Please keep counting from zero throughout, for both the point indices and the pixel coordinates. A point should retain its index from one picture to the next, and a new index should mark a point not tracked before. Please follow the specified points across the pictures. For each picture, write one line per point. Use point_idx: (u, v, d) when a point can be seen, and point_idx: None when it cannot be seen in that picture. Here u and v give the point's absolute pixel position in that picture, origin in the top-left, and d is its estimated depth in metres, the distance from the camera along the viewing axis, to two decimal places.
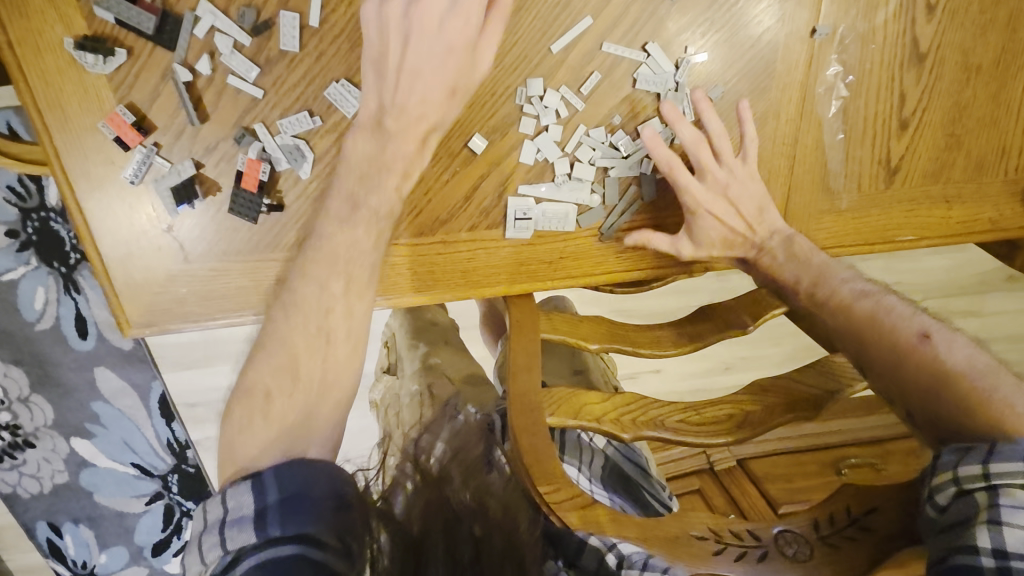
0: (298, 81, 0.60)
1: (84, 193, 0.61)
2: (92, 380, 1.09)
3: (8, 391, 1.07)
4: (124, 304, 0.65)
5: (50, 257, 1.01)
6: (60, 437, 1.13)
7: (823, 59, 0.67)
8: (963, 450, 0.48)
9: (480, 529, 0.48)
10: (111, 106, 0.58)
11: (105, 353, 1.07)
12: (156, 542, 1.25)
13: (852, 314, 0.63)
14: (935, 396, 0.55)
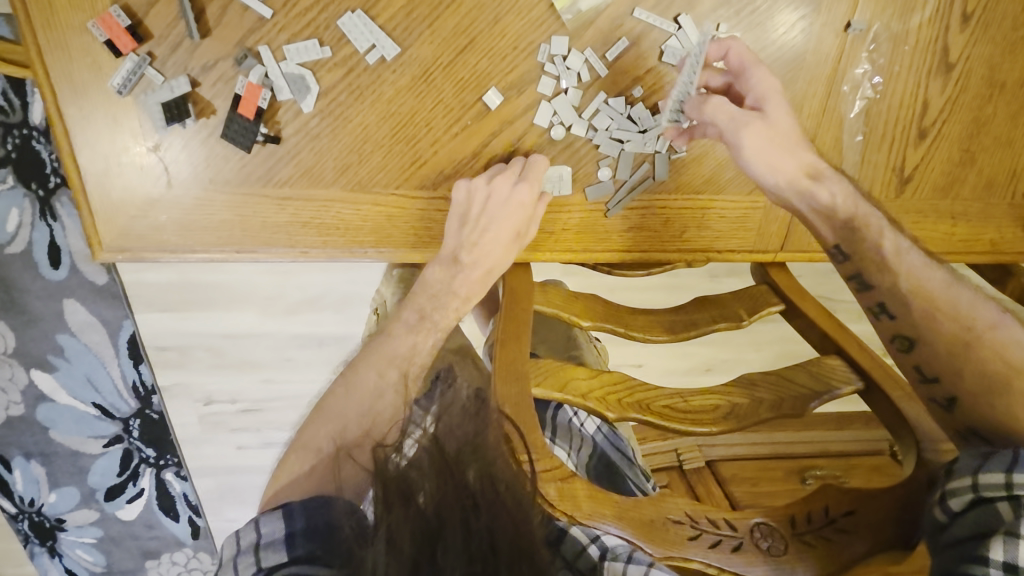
0: (313, 5, 0.56)
1: (66, 100, 0.58)
2: (60, 311, 1.03)
3: None
4: (99, 224, 0.62)
5: (29, 177, 0.92)
6: (21, 368, 1.08)
7: (853, 56, 0.65)
8: (986, 457, 0.51)
9: (462, 536, 0.45)
10: (104, 6, 0.55)
11: (77, 286, 1.02)
12: (111, 487, 1.22)
13: (935, 309, 0.58)
14: (977, 386, 0.56)
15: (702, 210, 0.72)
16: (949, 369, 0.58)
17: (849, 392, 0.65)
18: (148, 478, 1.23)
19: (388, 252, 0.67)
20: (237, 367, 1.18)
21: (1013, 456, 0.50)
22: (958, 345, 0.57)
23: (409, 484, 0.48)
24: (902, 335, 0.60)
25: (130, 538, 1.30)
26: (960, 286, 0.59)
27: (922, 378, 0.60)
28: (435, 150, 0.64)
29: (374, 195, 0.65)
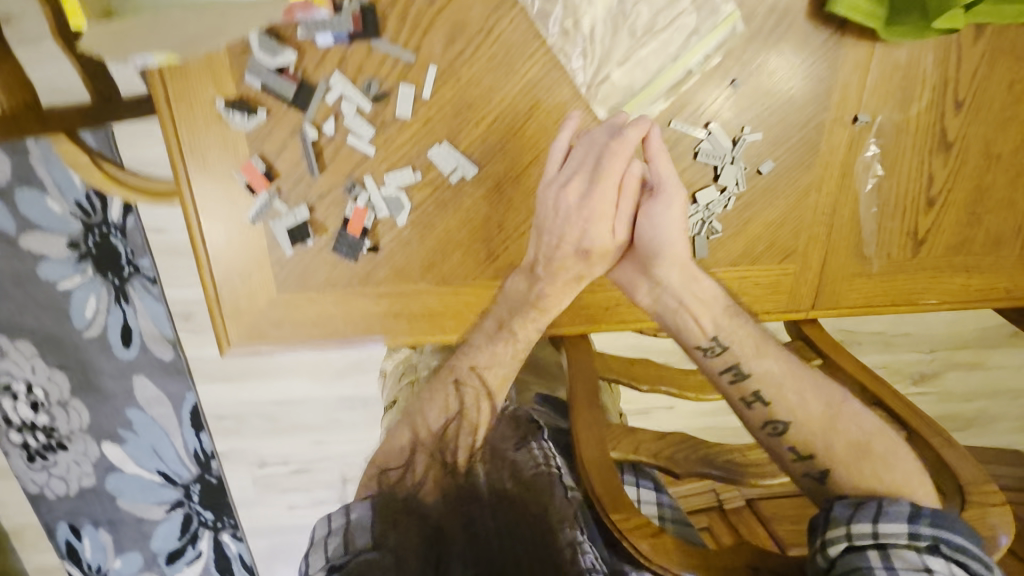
0: (408, 140, 0.68)
1: (207, 226, 0.69)
2: (130, 389, 1.16)
3: (50, 395, 1.13)
4: (228, 323, 0.74)
5: (106, 268, 1.06)
6: (93, 441, 1.19)
7: (862, 143, 0.75)
8: (855, 508, 0.62)
9: None
10: (246, 156, 0.66)
11: (146, 363, 1.14)
12: (172, 550, 1.33)
13: (784, 385, 0.71)
14: (843, 458, 0.67)
15: (739, 278, 0.81)
16: (824, 446, 0.68)
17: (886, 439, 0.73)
18: (206, 541, 1.34)
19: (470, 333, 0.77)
20: (289, 433, 1.29)
21: (879, 509, 0.61)
22: (826, 422, 0.69)
23: (423, 504, 0.63)
24: (773, 420, 0.71)
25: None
26: (801, 376, 0.72)
27: (799, 458, 0.69)
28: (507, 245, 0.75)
29: (455, 284, 0.76)
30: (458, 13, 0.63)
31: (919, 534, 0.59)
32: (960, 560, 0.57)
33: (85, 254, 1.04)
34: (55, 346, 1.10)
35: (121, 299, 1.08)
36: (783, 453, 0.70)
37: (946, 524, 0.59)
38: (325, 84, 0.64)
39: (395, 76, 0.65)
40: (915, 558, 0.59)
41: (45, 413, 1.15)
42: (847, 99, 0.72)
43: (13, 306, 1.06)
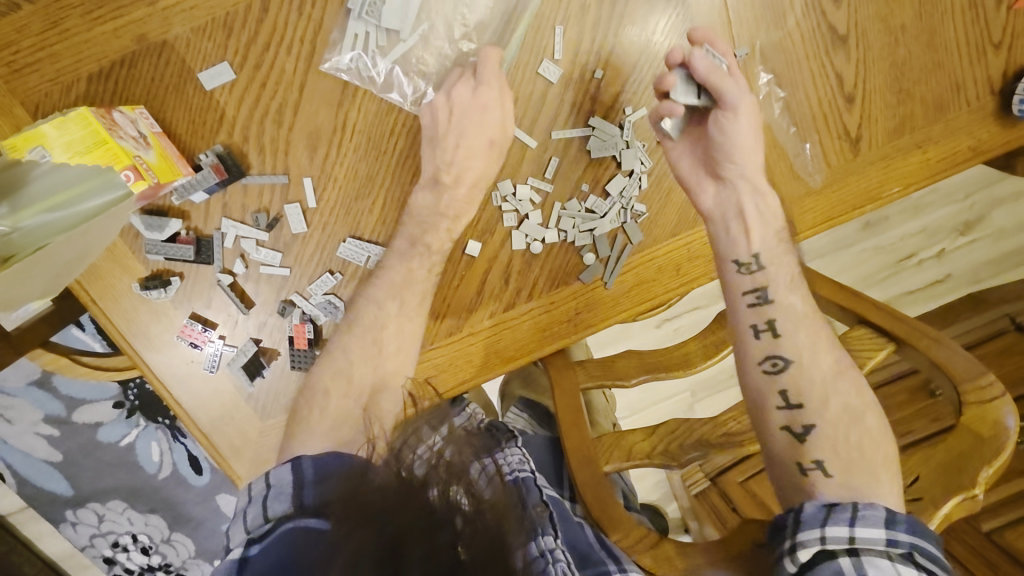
0: (313, 250, 0.70)
1: (175, 389, 0.70)
2: (216, 506, 1.41)
3: (155, 536, 1.41)
4: (231, 462, 0.72)
5: (154, 415, 1.36)
6: (206, 562, 1.43)
7: (751, 74, 0.72)
8: (828, 508, 0.56)
9: (461, 542, 0.46)
10: (179, 320, 0.69)
11: (218, 481, 1.39)
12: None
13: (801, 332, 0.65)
14: (832, 424, 0.61)
15: (685, 247, 0.78)
16: (816, 397, 0.63)
17: (882, 356, 0.69)
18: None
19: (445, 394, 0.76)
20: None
21: (854, 510, 0.55)
22: (830, 378, 0.63)
23: (369, 498, 0.48)
24: (777, 355, 0.65)
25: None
26: (812, 330, 0.66)
27: (786, 405, 0.63)
28: (447, 302, 0.75)
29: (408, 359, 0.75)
30: (309, 122, 0.66)
31: (897, 541, 0.53)
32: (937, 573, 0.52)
33: (136, 410, 1.35)
34: (141, 494, 1.38)
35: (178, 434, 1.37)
36: (772, 396, 0.64)
37: (924, 533, 0.53)
38: (219, 233, 0.67)
39: (278, 201, 0.68)
40: (891, 568, 0.52)
41: (157, 552, 1.42)
42: (713, 40, 0.70)
43: (94, 473, 1.37)
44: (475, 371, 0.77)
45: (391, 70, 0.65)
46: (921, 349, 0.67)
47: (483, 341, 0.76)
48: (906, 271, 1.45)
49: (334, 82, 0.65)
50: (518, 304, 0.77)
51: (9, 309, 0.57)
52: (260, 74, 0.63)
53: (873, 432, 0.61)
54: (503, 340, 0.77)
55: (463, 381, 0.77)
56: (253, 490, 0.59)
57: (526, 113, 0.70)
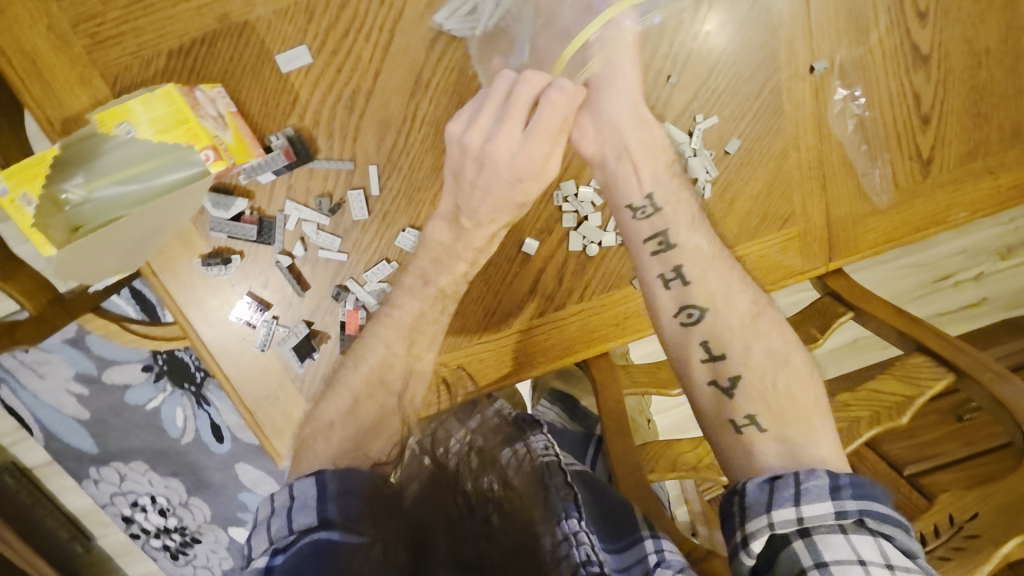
0: (372, 237, 0.70)
1: (227, 366, 0.70)
2: (234, 475, 1.43)
3: (172, 499, 1.43)
4: (275, 443, 0.72)
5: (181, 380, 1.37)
6: (220, 529, 1.47)
7: (829, 89, 0.70)
8: (770, 488, 0.54)
9: (489, 521, 0.52)
10: (236, 297, 0.69)
11: (240, 450, 1.42)
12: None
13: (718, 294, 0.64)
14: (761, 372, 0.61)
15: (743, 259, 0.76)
16: (736, 347, 0.62)
17: (942, 385, 0.68)
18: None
19: (489, 387, 0.78)
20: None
21: (798, 488, 0.54)
22: (749, 319, 0.63)
23: (392, 504, 0.55)
24: (692, 305, 0.64)
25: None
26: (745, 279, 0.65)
27: (708, 357, 0.63)
28: (499, 298, 0.76)
29: (456, 351, 0.76)
30: (380, 109, 0.65)
31: (845, 512, 0.53)
32: (886, 534, 0.53)
33: (164, 375, 1.36)
34: (165, 458, 1.41)
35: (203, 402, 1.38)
36: (693, 347, 0.63)
37: (867, 495, 0.54)
38: (282, 215, 0.68)
39: (343, 186, 0.67)
40: (845, 544, 0.52)
41: (174, 515, 1.45)
42: (794, 52, 0.68)
43: (120, 433, 1.39)
44: (520, 367, 0.78)
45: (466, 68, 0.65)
46: (983, 382, 0.66)
47: (531, 338, 0.77)
48: (942, 290, 1.43)
49: (408, 70, 0.65)
50: (567, 305, 0.77)
51: (82, 279, 0.59)
52: (336, 59, 0.63)
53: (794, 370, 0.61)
54: (550, 339, 0.78)
55: (508, 377, 0.78)
56: (275, 501, 0.60)
57: None
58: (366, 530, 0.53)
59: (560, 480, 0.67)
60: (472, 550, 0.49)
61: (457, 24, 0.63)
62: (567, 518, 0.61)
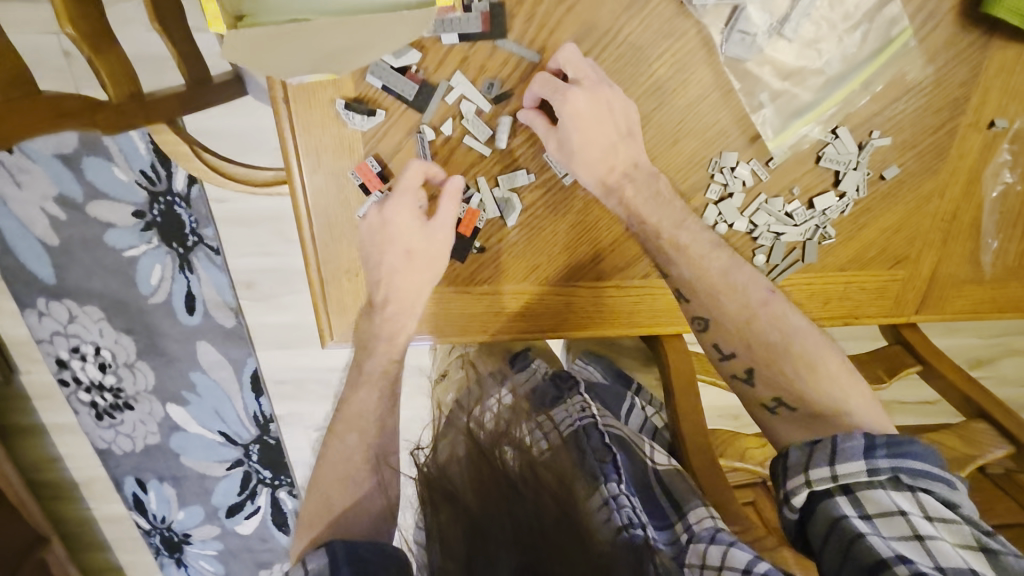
0: (523, 141, 0.66)
1: (317, 228, 0.69)
2: (192, 351, 1.44)
3: (117, 356, 1.44)
4: (331, 320, 0.74)
5: (170, 238, 1.35)
6: (157, 402, 1.48)
7: (995, 149, 0.71)
8: (810, 449, 0.56)
9: (535, 496, 0.54)
10: (361, 156, 0.66)
11: (208, 329, 1.42)
12: (231, 505, 1.57)
13: (717, 294, 0.64)
14: (779, 361, 0.62)
15: (845, 284, 0.78)
16: (746, 344, 0.63)
17: (1002, 455, 0.72)
18: (264, 497, 1.56)
19: (564, 333, 0.77)
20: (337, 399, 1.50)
21: (832, 445, 0.55)
22: (742, 323, 0.63)
23: (443, 483, 0.56)
24: (699, 317, 0.65)
25: (247, 550, 1.62)
26: (741, 271, 0.65)
27: (722, 356, 0.64)
28: (612, 248, 0.73)
29: (552, 287, 0.75)
30: (587, 11, 0.61)
31: (879, 468, 0.54)
32: (924, 488, 0.54)
33: (154, 227, 1.34)
34: (124, 310, 1.40)
35: (186, 268, 1.37)
36: (709, 351, 0.66)
37: (902, 452, 0.54)
38: (446, 84, 0.63)
39: (517, 78, 0.63)
40: (885, 499, 0.53)
41: (113, 373, 1.45)
42: (983, 103, 0.68)
43: (85, 270, 1.37)
44: (604, 322, 0.77)
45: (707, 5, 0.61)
46: None
47: (625, 296, 0.76)
48: None
49: None
50: None
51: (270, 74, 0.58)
52: None
53: (796, 343, 0.62)
54: (641, 305, 0.77)
55: (587, 328, 0.77)
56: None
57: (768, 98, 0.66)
58: (426, 516, 0.56)
59: (592, 442, 0.68)
60: (529, 525, 0.52)
61: None
62: (602, 480, 0.63)
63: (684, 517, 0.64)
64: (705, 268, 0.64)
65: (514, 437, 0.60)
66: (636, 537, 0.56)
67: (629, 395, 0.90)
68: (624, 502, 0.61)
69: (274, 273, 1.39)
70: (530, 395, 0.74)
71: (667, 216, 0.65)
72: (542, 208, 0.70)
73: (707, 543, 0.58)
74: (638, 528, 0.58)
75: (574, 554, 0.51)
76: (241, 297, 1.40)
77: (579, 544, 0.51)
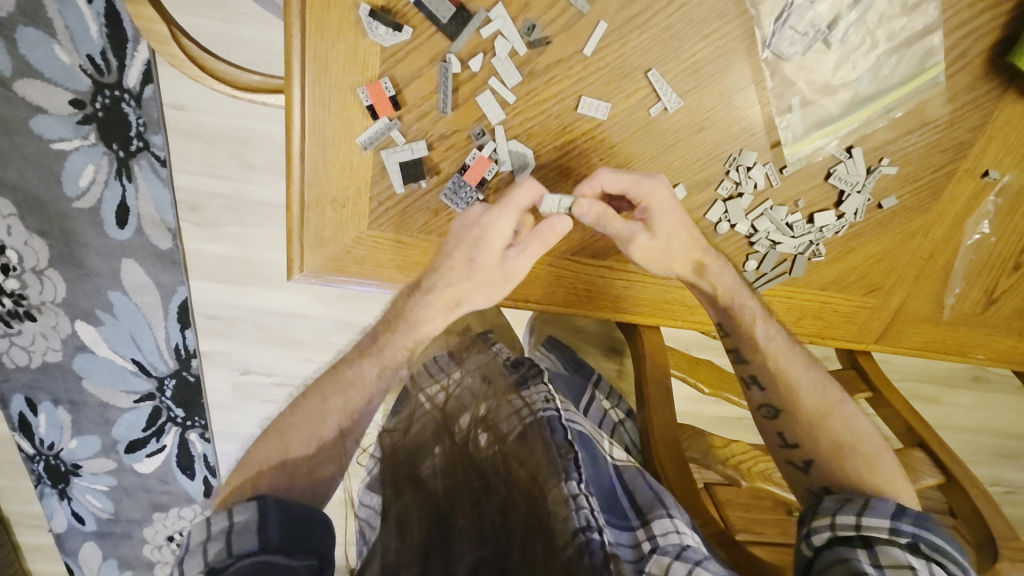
0: (550, 97, 0.62)
1: (309, 145, 0.62)
2: (115, 269, 1.30)
3: (27, 261, 1.28)
4: (304, 251, 0.67)
5: (111, 140, 1.23)
6: (66, 317, 1.33)
7: (981, 198, 0.75)
8: (841, 502, 0.63)
9: (502, 496, 0.58)
10: (375, 75, 0.60)
11: (138, 246, 1.29)
12: (134, 440, 1.44)
13: (799, 387, 0.70)
14: (838, 454, 0.67)
15: (821, 304, 0.80)
16: (810, 435, 0.69)
17: (934, 483, 0.76)
18: (172, 436, 1.43)
19: (549, 306, 0.74)
20: (273, 344, 1.39)
21: (864, 504, 0.62)
22: (817, 417, 0.69)
23: (416, 470, 0.61)
24: (770, 405, 0.71)
25: (143, 490, 1.47)
26: (817, 371, 0.71)
27: (783, 443, 0.70)
28: None
29: (548, 259, 0.72)
30: None
31: (900, 531, 0.60)
32: (937, 559, 0.59)
33: (93, 121, 1.21)
34: (41, 210, 1.25)
35: (124, 174, 1.25)
36: (770, 436, 0.71)
37: (926, 526, 0.60)
38: (484, 15, 0.59)
39: (560, 26, 0.60)
40: (900, 555, 0.59)
41: (17, 278, 1.29)
42: (983, 151, 0.71)
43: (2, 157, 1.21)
44: (590, 303, 0.75)
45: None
46: (971, 494, 0.73)
47: (615, 280, 0.74)
48: None
49: None
50: None
51: None
52: None
53: (854, 433, 0.68)
54: (630, 292, 0.75)
55: (573, 307, 0.75)
56: (211, 524, 0.54)
57: (798, 104, 0.65)
58: (389, 499, 0.61)
59: (557, 435, 0.65)
60: (496, 519, 0.57)
61: None
62: (564, 478, 0.61)
63: (647, 523, 0.63)
64: (791, 364, 0.70)
65: (492, 430, 0.64)
66: (592, 541, 0.54)
67: (589, 387, 0.87)
68: (583, 504, 0.58)
69: (223, 199, 1.28)
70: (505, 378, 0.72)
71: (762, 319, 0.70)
72: (556, 171, 0.66)
73: (672, 558, 0.58)
74: (594, 531, 0.56)
75: (525, 545, 0.55)
76: (182, 219, 1.28)
77: (548, 548, 0.54)
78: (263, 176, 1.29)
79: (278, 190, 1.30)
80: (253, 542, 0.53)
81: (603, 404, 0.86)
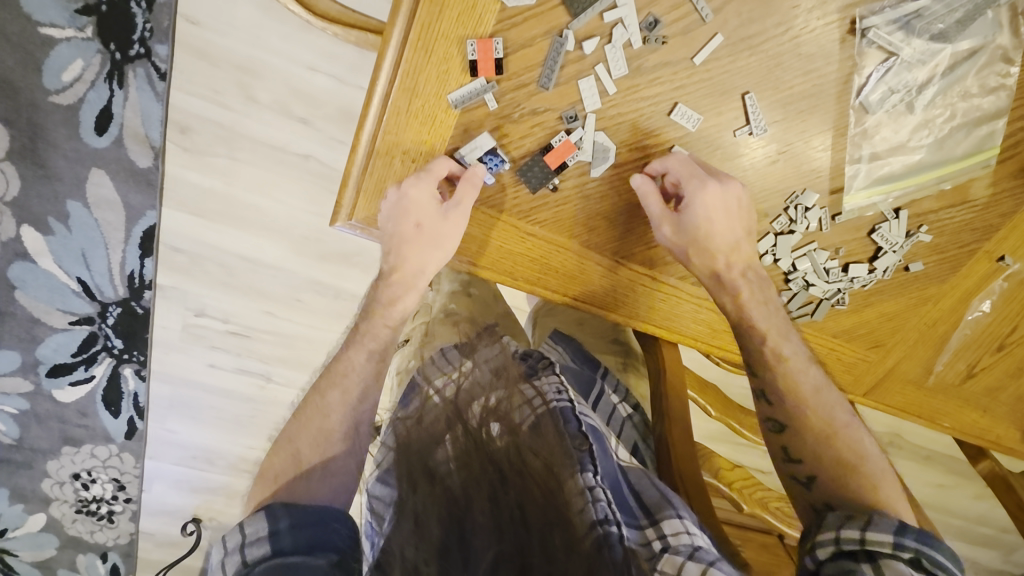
0: (648, 96, 0.62)
1: (398, 89, 0.59)
2: (81, 177, 1.15)
3: None
4: (361, 199, 0.65)
5: (109, 39, 1.08)
6: (12, 218, 1.17)
7: (992, 280, 0.81)
8: (847, 518, 0.60)
9: (519, 485, 0.53)
10: (487, 32, 0.58)
11: (113, 159, 1.15)
12: (59, 364, 1.29)
13: (806, 408, 0.68)
14: (846, 474, 0.64)
15: (829, 349, 0.83)
16: (815, 453, 0.66)
17: None
18: (103, 367, 1.30)
19: (587, 305, 0.73)
20: (236, 290, 1.27)
21: (867, 518, 0.58)
22: (823, 435, 0.67)
23: (428, 462, 0.56)
24: (775, 419, 0.70)
25: (56, 420, 1.33)
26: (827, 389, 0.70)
27: (786, 458, 0.68)
28: None
29: (594, 258, 0.71)
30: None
31: (904, 545, 0.56)
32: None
33: (93, 14, 1.07)
34: (9, 94, 1.09)
35: (115, 79, 1.10)
36: (776, 452, 0.70)
37: (929, 543, 0.57)
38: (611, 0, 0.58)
39: (678, 29, 0.60)
40: (904, 569, 0.55)
41: None
42: (1005, 238, 0.78)
43: None
44: (626, 310, 0.75)
45: (865, 46, 0.63)
46: None
47: (655, 289, 0.75)
48: None
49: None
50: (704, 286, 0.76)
51: None
52: None
53: (863, 451, 0.66)
54: (666, 304, 0.76)
55: (608, 309, 0.74)
56: (227, 542, 0.54)
57: (867, 156, 0.68)
58: (399, 493, 0.56)
59: (572, 426, 0.62)
60: (511, 515, 0.51)
61: (877, 36, 0.62)
62: (581, 468, 0.57)
63: (658, 524, 0.61)
64: (799, 382, 0.69)
65: (506, 419, 0.59)
66: (611, 535, 0.51)
67: (599, 381, 0.85)
68: (600, 496, 0.54)
69: (216, 128, 1.16)
70: (517, 367, 0.68)
71: (777, 324, 0.70)
72: (631, 172, 0.67)
73: (686, 558, 0.55)
74: (612, 525, 0.52)
75: (547, 538, 0.49)
76: (169, 140, 1.16)
77: (567, 542, 0.49)
78: (265, 114, 1.16)
79: (278, 131, 1.18)
80: (265, 548, 0.51)
81: (611, 399, 0.84)
